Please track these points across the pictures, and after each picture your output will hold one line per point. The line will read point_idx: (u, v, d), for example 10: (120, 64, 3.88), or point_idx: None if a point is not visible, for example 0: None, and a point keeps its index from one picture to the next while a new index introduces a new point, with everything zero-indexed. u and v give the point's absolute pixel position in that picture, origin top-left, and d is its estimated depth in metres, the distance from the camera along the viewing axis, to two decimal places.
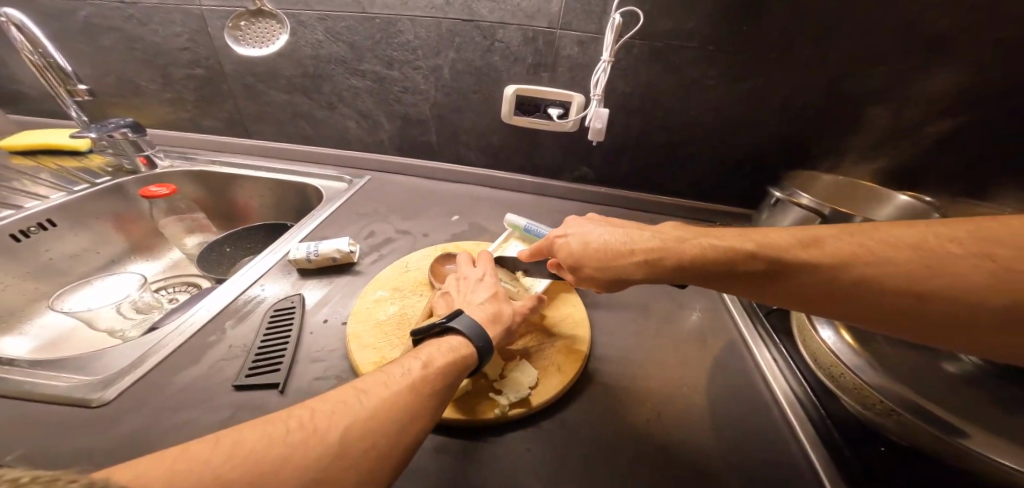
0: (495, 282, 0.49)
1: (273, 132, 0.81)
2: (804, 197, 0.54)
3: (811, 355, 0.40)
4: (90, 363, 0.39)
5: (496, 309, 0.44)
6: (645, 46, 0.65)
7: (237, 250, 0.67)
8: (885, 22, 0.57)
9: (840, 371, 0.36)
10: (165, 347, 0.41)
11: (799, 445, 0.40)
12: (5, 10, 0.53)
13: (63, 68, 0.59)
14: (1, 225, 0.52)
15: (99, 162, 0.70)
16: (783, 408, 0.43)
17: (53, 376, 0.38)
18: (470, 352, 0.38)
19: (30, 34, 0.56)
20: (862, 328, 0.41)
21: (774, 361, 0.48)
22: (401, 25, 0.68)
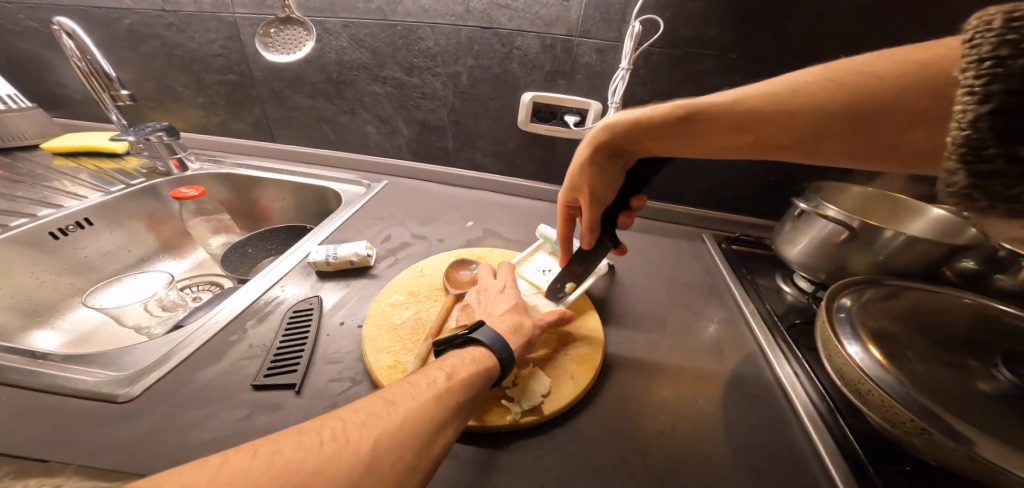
0: (516, 293, 0.50)
1: (296, 136, 0.83)
2: (831, 209, 0.51)
3: (835, 371, 0.37)
4: (118, 359, 0.41)
5: (515, 320, 0.45)
6: (665, 53, 0.64)
7: (259, 251, 0.70)
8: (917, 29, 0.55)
9: (867, 388, 0.34)
10: (189, 346, 0.43)
11: (821, 465, 0.38)
12: (59, 20, 0.56)
13: (106, 73, 0.62)
14: (42, 223, 0.55)
15: (135, 163, 0.73)
16: (804, 425, 0.41)
17: (85, 371, 0.39)
18: (491, 362, 0.39)
19: (80, 41, 0.59)
20: (889, 340, 0.39)
21: (797, 375, 0.46)
22: (421, 33, 0.70)
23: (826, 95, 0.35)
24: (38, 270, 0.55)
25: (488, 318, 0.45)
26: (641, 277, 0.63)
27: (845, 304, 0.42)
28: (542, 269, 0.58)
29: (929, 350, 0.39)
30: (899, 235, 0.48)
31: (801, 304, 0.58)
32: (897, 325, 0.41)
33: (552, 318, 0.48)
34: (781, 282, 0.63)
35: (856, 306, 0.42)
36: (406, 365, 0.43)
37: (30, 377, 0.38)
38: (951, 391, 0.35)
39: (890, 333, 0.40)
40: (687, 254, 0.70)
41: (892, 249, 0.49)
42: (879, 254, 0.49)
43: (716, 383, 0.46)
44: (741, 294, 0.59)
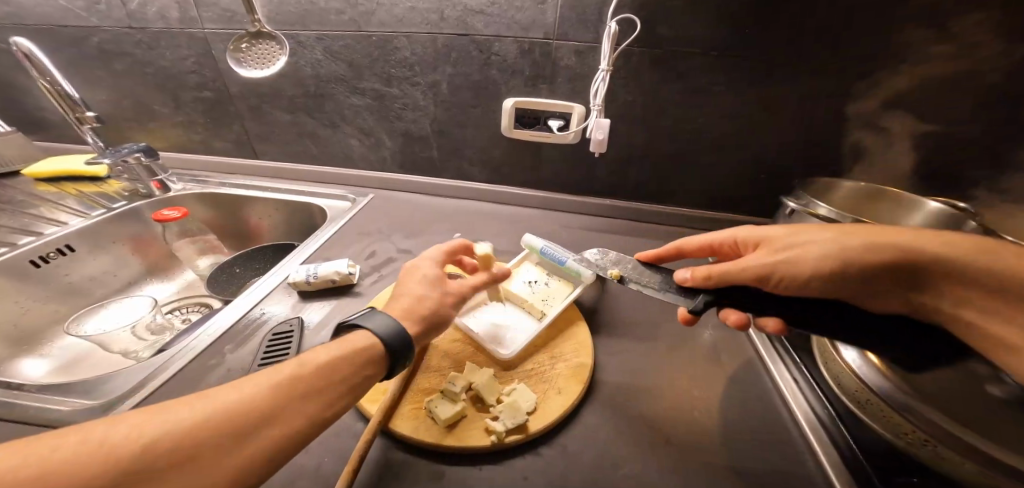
0: (426, 268, 0.45)
1: (279, 153, 0.82)
2: (822, 206, 0.50)
3: (836, 377, 0.39)
4: (96, 387, 0.40)
5: (415, 299, 0.41)
6: (645, 53, 0.63)
7: (246, 271, 0.70)
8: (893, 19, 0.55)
9: (866, 397, 0.35)
10: (168, 371, 0.42)
11: (824, 474, 0.37)
12: (16, 39, 0.54)
13: (68, 94, 0.60)
14: (23, 252, 0.55)
15: (117, 186, 0.73)
16: (802, 435, 0.41)
17: (60, 400, 0.39)
18: (370, 341, 0.36)
19: (39, 62, 0.57)
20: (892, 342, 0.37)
21: (796, 382, 0.46)
22: (397, 42, 0.69)
23: (915, 244, 0.35)
24: (21, 299, 0.55)
25: (395, 305, 0.40)
26: None
27: None
28: (528, 280, 0.57)
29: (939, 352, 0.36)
30: None
31: None
32: None
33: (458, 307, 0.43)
34: None
35: None
36: (387, 386, 0.42)
37: (7, 408, 0.38)
38: (964, 399, 0.32)
39: None
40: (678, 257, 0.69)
41: None
42: None
43: (712, 391, 0.45)
44: None
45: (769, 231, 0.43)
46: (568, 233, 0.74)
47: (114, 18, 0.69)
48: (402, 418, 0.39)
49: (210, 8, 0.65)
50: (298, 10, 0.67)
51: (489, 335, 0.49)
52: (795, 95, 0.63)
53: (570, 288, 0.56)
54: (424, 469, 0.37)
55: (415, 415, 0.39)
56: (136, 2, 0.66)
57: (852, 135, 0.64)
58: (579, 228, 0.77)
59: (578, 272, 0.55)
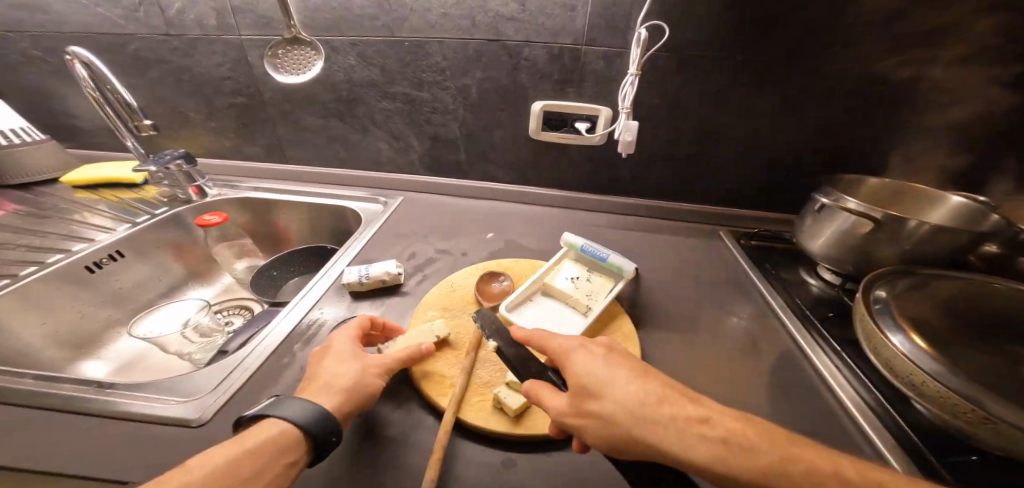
0: (343, 339, 0.43)
1: (309, 157, 0.84)
2: (852, 201, 0.52)
3: (885, 362, 0.39)
4: (181, 387, 0.42)
5: (331, 375, 0.39)
6: (672, 58, 0.65)
7: (284, 273, 0.73)
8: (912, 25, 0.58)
9: (921, 380, 0.36)
10: (246, 370, 0.44)
11: (875, 452, 0.41)
12: (73, 49, 0.57)
13: (129, 103, 0.61)
14: (78, 258, 0.56)
15: (154, 192, 0.74)
16: (855, 418, 0.44)
17: (154, 400, 0.40)
18: (274, 429, 0.34)
19: (94, 69, 0.59)
20: (933, 329, 0.40)
21: (836, 367, 0.49)
22: (430, 48, 0.70)
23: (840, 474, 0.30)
24: (78, 304, 0.56)
25: (312, 384, 0.38)
26: (664, 279, 0.65)
27: (881, 297, 0.45)
28: (571, 277, 0.58)
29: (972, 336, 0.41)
30: (924, 225, 0.50)
31: (828, 295, 0.60)
32: (935, 312, 0.43)
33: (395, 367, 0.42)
34: (806, 275, 0.65)
35: (891, 298, 0.44)
36: (454, 380, 0.44)
37: (105, 408, 0.39)
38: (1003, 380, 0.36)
39: (927, 321, 0.41)
40: (708, 255, 0.72)
41: (919, 236, 0.50)
42: (906, 243, 0.51)
43: (758, 380, 0.49)
44: (766, 289, 0.62)
45: (601, 376, 0.36)
46: (596, 232, 0.77)
47: (151, 25, 0.70)
48: (475, 409, 0.42)
49: (248, 14, 0.67)
50: (332, 16, 0.68)
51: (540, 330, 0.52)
52: (818, 96, 0.65)
53: (612, 283, 0.58)
54: (497, 456, 0.39)
55: (486, 407, 0.42)
56: (174, 9, 0.67)
57: (869, 133, 0.67)
58: (606, 226, 0.79)
59: (620, 267, 0.58)
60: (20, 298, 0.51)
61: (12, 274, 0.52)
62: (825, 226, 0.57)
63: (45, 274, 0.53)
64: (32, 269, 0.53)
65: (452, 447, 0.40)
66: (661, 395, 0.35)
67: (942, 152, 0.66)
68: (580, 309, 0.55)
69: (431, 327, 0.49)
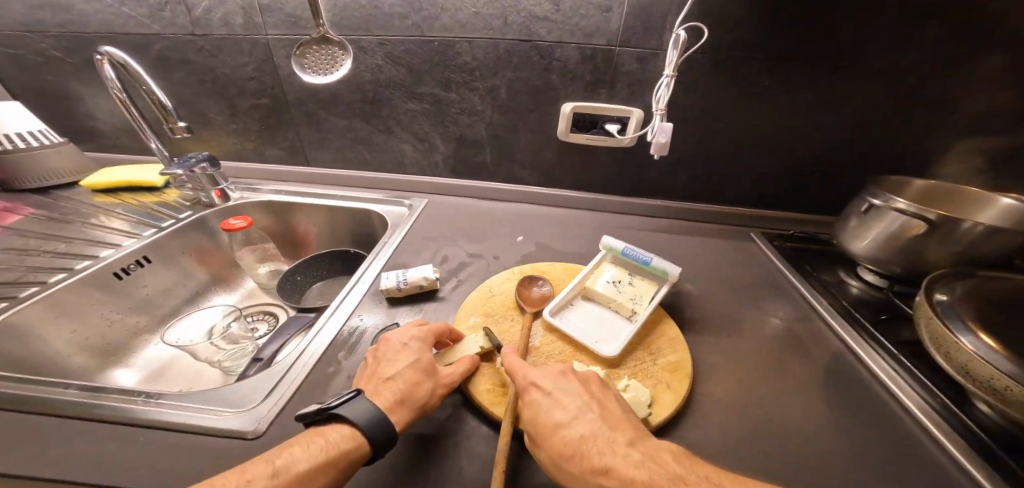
0: (421, 347, 0.44)
1: (332, 159, 0.82)
2: (902, 202, 0.52)
3: (959, 367, 0.39)
4: (231, 398, 0.41)
5: (407, 387, 0.40)
6: (708, 59, 0.64)
7: (308, 278, 0.71)
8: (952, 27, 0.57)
9: (1004, 385, 0.36)
10: (294, 379, 0.43)
11: (950, 458, 0.39)
12: (106, 49, 0.58)
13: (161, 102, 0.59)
14: (108, 263, 0.57)
15: (175, 196, 0.74)
16: (922, 421, 0.42)
17: (205, 410, 0.39)
18: (354, 445, 0.35)
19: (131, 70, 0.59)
20: (1007, 332, 0.39)
21: (895, 370, 0.47)
22: (459, 47, 0.69)
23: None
24: (106, 310, 0.57)
25: (372, 388, 0.40)
26: (702, 281, 0.64)
27: (943, 298, 0.43)
28: (612, 280, 0.57)
29: None
30: (978, 226, 0.49)
31: (869, 296, 0.60)
32: (1003, 313, 0.41)
33: (455, 374, 0.43)
34: (845, 276, 0.64)
35: (954, 299, 0.43)
36: (506, 387, 0.43)
37: (155, 419, 0.38)
38: None
39: (998, 323, 0.40)
40: (742, 257, 0.71)
41: (973, 238, 0.49)
42: (958, 247, 0.50)
43: (814, 383, 0.47)
44: (808, 291, 0.61)
45: (543, 408, 0.39)
46: (625, 234, 0.76)
47: (177, 24, 0.68)
48: None
49: (276, 14, 0.65)
50: (362, 15, 0.67)
51: (585, 336, 0.51)
52: (856, 98, 0.64)
53: (655, 287, 0.57)
54: None
55: None
56: (201, 7, 0.66)
57: (905, 134, 0.66)
58: (634, 228, 0.78)
59: (664, 271, 0.57)
60: (50, 305, 0.51)
61: (42, 282, 0.53)
62: (869, 227, 0.56)
63: (74, 281, 0.54)
64: (62, 276, 0.54)
65: (513, 456, 0.38)
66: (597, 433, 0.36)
67: (981, 152, 0.65)
68: (625, 314, 0.53)
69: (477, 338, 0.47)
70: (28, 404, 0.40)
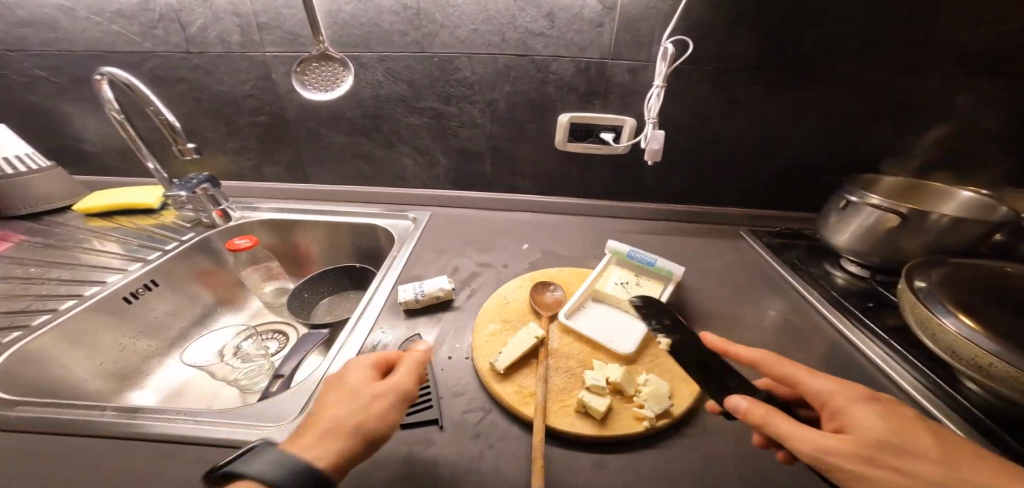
0: (358, 385, 0.38)
1: (333, 175, 0.83)
2: (876, 197, 0.57)
3: (944, 346, 0.43)
4: (266, 411, 0.41)
5: (356, 432, 0.35)
6: (693, 70, 0.68)
7: (313, 294, 0.73)
8: (908, 37, 0.63)
9: (987, 361, 0.40)
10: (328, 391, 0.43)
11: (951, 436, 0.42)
12: (109, 70, 0.56)
13: (172, 124, 0.58)
14: (115, 289, 0.57)
15: (173, 217, 0.73)
16: (918, 400, 0.46)
17: (245, 426, 0.40)
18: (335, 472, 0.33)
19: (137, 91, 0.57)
20: (982, 313, 0.44)
21: (887, 355, 0.51)
22: (459, 63, 0.71)
23: None
24: (118, 336, 0.57)
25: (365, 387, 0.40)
26: (701, 279, 0.68)
27: (922, 285, 0.48)
28: (620, 282, 0.60)
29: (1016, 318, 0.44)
30: (944, 217, 0.54)
31: (856, 286, 0.64)
32: (976, 297, 0.46)
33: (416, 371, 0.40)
34: (830, 268, 0.69)
35: (931, 285, 0.48)
36: (532, 389, 0.45)
37: (194, 436, 0.39)
38: None
39: (973, 305, 0.45)
40: (734, 253, 0.75)
41: (942, 228, 0.54)
42: (927, 236, 0.56)
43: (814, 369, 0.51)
44: (801, 285, 0.65)
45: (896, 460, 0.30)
46: (624, 237, 0.79)
47: (171, 42, 0.67)
48: (559, 417, 0.42)
49: (274, 31, 0.66)
50: (361, 33, 0.67)
51: (601, 335, 0.53)
52: (829, 102, 0.70)
53: (661, 286, 0.60)
54: (590, 461, 0.40)
55: (570, 413, 0.42)
56: (196, 25, 0.66)
57: (875, 134, 0.72)
58: (632, 231, 0.82)
59: (670, 272, 0.60)
60: (60, 335, 0.51)
61: (53, 309, 0.52)
62: (848, 221, 0.61)
63: (85, 308, 0.54)
64: (71, 303, 0.54)
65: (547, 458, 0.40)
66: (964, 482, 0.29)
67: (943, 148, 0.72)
68: (635, 312, 0.56)
69: (530, 330, 0.51)
70: (63, 428, 0.40)
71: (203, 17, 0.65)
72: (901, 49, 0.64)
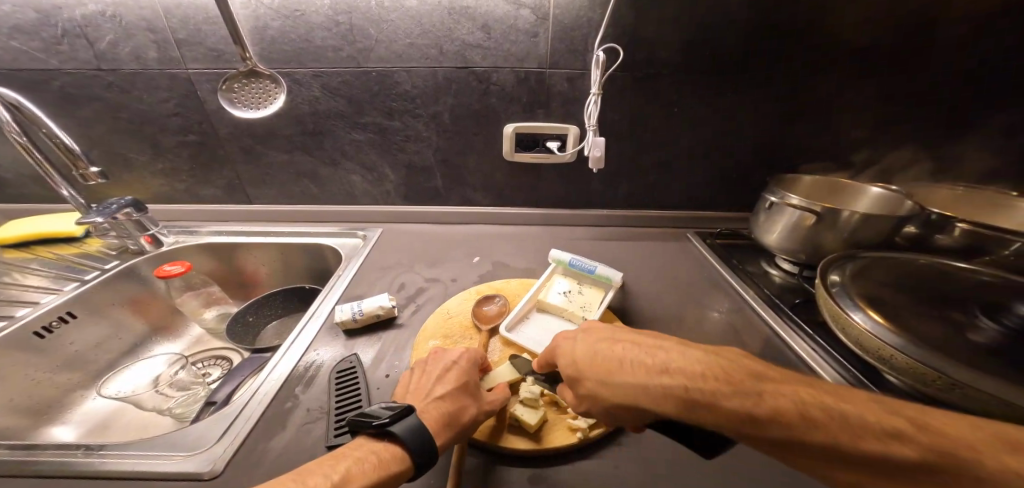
0: (467, 368, 0.46)
1: (276, 194, 0.81)
2: (795, 197, 0.60)
3: (854, 340, 0.45)
4: (183, 440, 0.40)
5: (453, 408, 0.41)
6: (627, 77, 0.70)
7: (259, 318, 0.71)
8: (823, 41, 0.67)
9: (889, 354, 0.42)
10: (250, 417, 0.43)
11: None
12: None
13: (68, 146, 0.55)
14: (25, 324, 0.56)
15: (98, 246, 0.73)
16: None
17: (155, 456, 0.39)
18: (405, 465, 0.36)
19: (28, 112, 0.54)
20: (886, 306, 0.47)
21: (816, 350, 0.54)
22: (397, 77, 0.70)
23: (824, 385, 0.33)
24: (31, 371, 0.55)
25: (414, 396, 0.43)
26: (646, 282, 0.69)
27: (836, 280, 0.51)
28: (563, 291, 0.61)
29: (923, 311, 0.47)
30: (854, 215, 0.57)
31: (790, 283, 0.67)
32: (885, 291, 0.50)
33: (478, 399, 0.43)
34: (767, 266, 0.72)
35: (843, 280, 0.51)
36: None
37: (96, 470, 0.37)
38: (955, 347, 0.42)
39: (879, 298, 0.48)
40: (679, 255, 0.78)
41: (853, 224, 0.58)
42: (845, 230, 0.59)
43: None
44: (738, 283, 0.68)
45: (586, 369, 0.41)
46: (574, 244, 0.80)
47: (78, 59, 0.64)
48: (492, 431, 0.42)
49: (195, 48, 0.64)
50: (292, 48, 0.66)
51: (542, 346, 0.54)
52: (756, 104, 0.73)
53: (602, 293, 0.61)
54: (522, 475, 0.40)
55: (504, 427, 0.43)
56: (105, 41, 0.63)
57: (805, 134, 0.75)
58: (583, 238, 0.83)
59: (609, 277, 0.62)
60: None
61: None
62: (775, 220, 0.65)
63: None
64: None
65: (479, 474, 0.40)
66: (621, 355, 0.40)
67: (866, 146, 0.76)
68: (578, 321, 0.57)
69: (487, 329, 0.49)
70: None
71: (115, 33, 0.62)
72: (819, 52, 0.68)
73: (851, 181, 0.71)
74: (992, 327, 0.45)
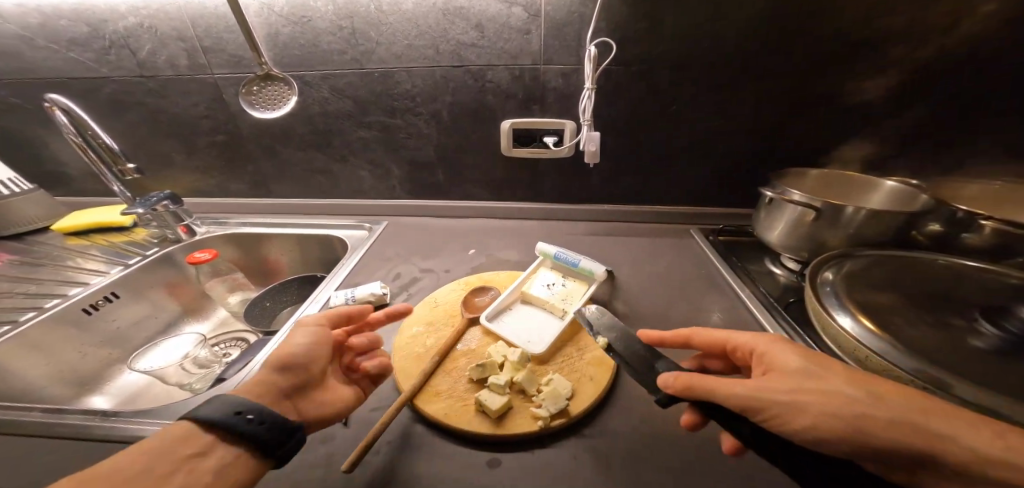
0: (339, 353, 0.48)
1: (293, 189, 0.88)
2: (795, 193, 0.57)
3: (835, 343, 0.43)
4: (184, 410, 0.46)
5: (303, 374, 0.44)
6: (622, 71, 0.69)
7: (274, 304, 0.77)
8: (838, 24, 0.62)
9: (865, 354, 0.40)
10: None
11: None
12: (53, 98, 0.61)
13: (110, 147, 0.66)
14: (76, 301, 0.64)
15: (143, 234, 0.83)
16: None
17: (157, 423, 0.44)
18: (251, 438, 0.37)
19: (75, 116, 0.63)
20: (878, 311, 0.44)
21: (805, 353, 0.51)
22: (398, 76, 0.73)
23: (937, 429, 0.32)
24: (79, 345, 0.64)
25: None
26: (637, 278, 0.69)
27: (829, 279, 0.49)
28: (546, 284, 0.62)
29: (919, 318, 0.44)
30: (858, 211, 0.54)
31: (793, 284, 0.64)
32: (881, 294, 0.47)
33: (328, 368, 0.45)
34: (771, 265, 0.69)
35: (837, 279, 0.49)
36: (438, 389, 0.47)
37: (109, 433, 0.44)
38: (950, 356, 0.39)
39: (872, 302, 0.45)
40: (678, 251, 0.76)
41: (858, 221, 0.55)
42: (849, 228, 0.56)
43: None
44: (734, 281, 0.66)
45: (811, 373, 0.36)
46: (571, 240, 0.81)
47: (125, 68, 0.73)
48: (455, 414, 0.44)
49: (218, 54, 0.70)
50: (301, 53, 0.71)
51: (519, 336, 0.55)
52: (762, 94, 0.69)
53: (585, 287, 0.62)
54: (480, 458, 0.42)
55: (469, 413, 0.44)
56: (146, 51, 0.71)
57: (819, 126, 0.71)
58: (581, 233, 0.83)
59: (591, 271, 0.62)
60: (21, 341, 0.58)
61: (12, 321, 0.60)
62: (776, 217, 0.62)
63: (43, 319, 0.61)
64: (31, 315, 0.62)
65: (439, 454, 0.42)
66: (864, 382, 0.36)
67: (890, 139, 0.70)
68: (558, 313, 0.58)
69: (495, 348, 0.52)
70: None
71: (150, 43, 0.70)
72: (832, 37, 0.63)
73: (866, 175, 0.67)
74: (994, 333, 0.41)
